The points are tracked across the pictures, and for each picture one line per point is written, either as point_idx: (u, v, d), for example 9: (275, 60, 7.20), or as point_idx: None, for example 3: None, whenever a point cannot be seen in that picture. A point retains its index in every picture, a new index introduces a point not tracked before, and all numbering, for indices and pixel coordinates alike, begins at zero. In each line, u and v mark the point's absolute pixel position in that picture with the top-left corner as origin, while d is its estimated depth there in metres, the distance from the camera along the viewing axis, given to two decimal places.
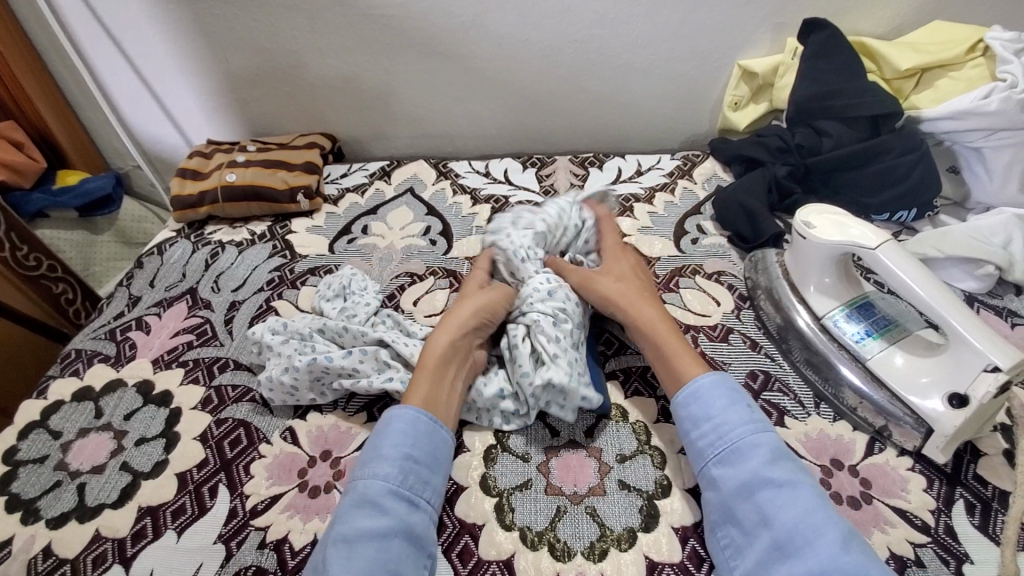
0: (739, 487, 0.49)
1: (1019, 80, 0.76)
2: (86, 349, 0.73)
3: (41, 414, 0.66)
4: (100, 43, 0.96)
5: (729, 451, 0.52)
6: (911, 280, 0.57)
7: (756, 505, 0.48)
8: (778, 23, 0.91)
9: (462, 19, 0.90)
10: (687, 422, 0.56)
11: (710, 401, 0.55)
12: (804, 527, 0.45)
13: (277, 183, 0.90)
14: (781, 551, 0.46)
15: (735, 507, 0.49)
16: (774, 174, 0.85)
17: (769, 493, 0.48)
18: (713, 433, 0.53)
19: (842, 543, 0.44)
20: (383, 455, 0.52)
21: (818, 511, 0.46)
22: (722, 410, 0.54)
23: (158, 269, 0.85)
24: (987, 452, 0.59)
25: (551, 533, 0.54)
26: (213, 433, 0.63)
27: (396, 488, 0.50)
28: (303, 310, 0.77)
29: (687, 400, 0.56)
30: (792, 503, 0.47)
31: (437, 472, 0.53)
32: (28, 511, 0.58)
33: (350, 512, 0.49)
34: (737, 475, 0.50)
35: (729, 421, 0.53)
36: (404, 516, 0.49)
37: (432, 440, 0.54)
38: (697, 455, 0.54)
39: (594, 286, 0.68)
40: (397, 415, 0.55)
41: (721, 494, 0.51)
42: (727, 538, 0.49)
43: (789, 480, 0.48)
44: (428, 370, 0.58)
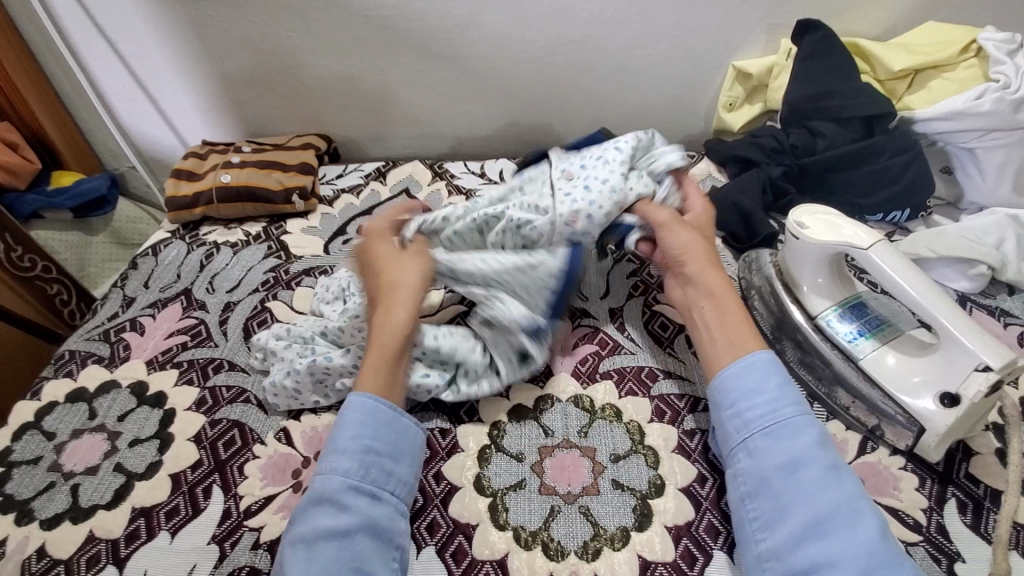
0: (782, 464, 0.50)
1: (1012, 80, 0.77)
2: (80, 350, 0.73)
3: (34, 415, 0.66)
4: (95, 43, 0.96)
5: (777, 428, 0.52)
6: (905, 280, 0.57)
7: (797, 483, 0.48)
8: (772, 24, 0.91)
9: (458, 19, 0.90)
10: (734, 394, 0.55)
11: (765, 376, 0.54)
12: (844, 511, 0.46)
13: (272, 184, 0.90)
14: (817, 530, 0.46)
15: (774, 482, 0.49)
16: (769, 174, 0.85)
17: (812, 474, 0.48)
18: (764, 408, 0.53)
19: (879, 530, 0.45)
20: (340, 449, 0.52)
21: (859, 497, 0.47)
22: (775, 389, 0.53)
23: (152, 269, 0.85)
24: (979, 451, 0.59)
25: (545, 533, 0.54)
26: (208, 434, 0.63)
27: (356, 483, 0.50)
28: (298, 311, 0.77)
29: (742, 370, 0.55)
30: (834, 487, 0.47)
31: (400, 462, 0.53)
32: (21, 512, 0.58)
33: (309, 510, 0.49)
34: (784, 452, 0.50)
35: (782, 399, 0.53)
36: (368, 510, 0.49)
37: (391, 431, 0.54)
38: (739, 427, 0.54)
39: (673, 238, 0.65)
40: (355, 403, 0.54)
41: (761, 467, 0.51)
42: (755, 511, 0.50)
43: (834, 464, 0.49)
44: (379, 352, 0.56)
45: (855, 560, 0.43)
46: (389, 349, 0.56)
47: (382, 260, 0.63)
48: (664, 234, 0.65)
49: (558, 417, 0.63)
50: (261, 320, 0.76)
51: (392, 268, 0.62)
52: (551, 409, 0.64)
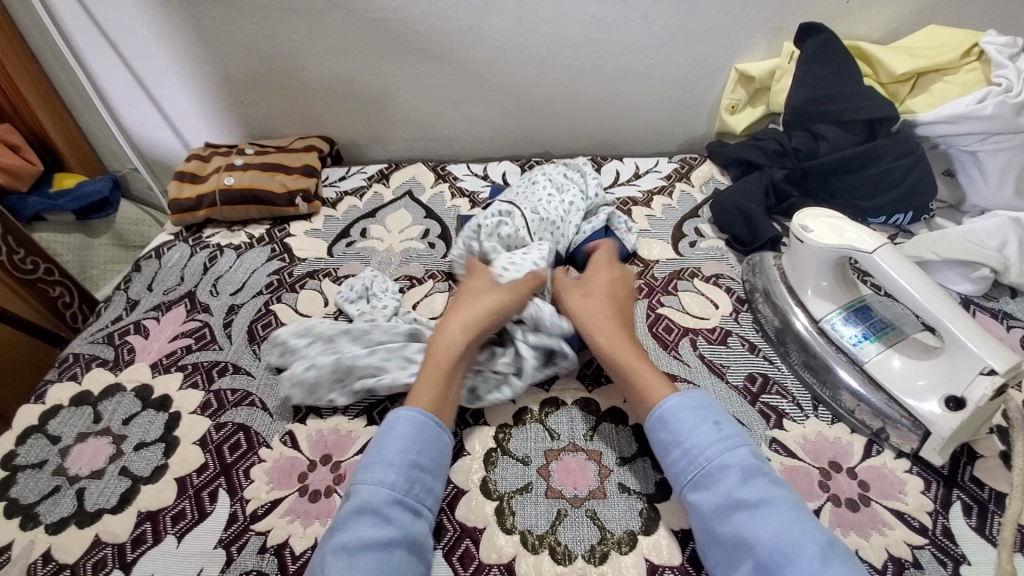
0: (714, 511, 0.49)
1: (1013, 84, 0.77)
2: (84, 353, 0.73)
3: (39, 419, 0.66)
4: (98, 46, 0.96)
5: (701, 475, 0.51)
6: (910, 285, 0.57)
7: (732, 526, 0.47)
8: (774, 27, 0.91)
9: (461, 22, 0.90)
10: (660, 448, 0.55)
11: (677, 424, 0.54)
12: (783, 545, 0.45)
13: (275, 187, 0.90)
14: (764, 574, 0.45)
15: (714, 532, 0.48)
16: (772, 177, 0.85)
17: (743, 514, 0.47)
18: (685, 457, 0.52)
19: (822, 556, 0.43)
20: (387, 461, 0.52)
21: (796, 526, 0.45)
22: (691, 433, 0.53)
23: (156, 272, 0.85)
24: (983, 454, 0.59)
25: (552, 536, 0.54)
26: (213, 437, 0.63)
27: (400, 497, 0.50)
28: (303, 313, 0.77)
29: (656, 426, 0.55)
30: (768, 521, 0.46)
31: (440, 481, 0.54)
32: (26, 517, 0.58)
33: (351, 519, 0.48)
34: (712, 499, 0.49)
35: (698, 442, 0.52)
36: (408, 525, 0.49)
37: (435, 449, 0.54)
38: (673, 481, 0.53)
39: (564, 302, 0.69)
40: (405, 417, 0.55)
41: (699, 519, 0.50)
42: (714, 562, 0.49)
43: (762, 498, 0.47)
44: (432, 369, 0.59)
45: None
46: (444, 370, 0.59)
47: (469, 289, 0.67)
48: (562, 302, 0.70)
49: (564, 420, 0.63)
50: (266, 322, 0.76)
51: (476, 297, 0.65)
52: (557, 412, 0.64)
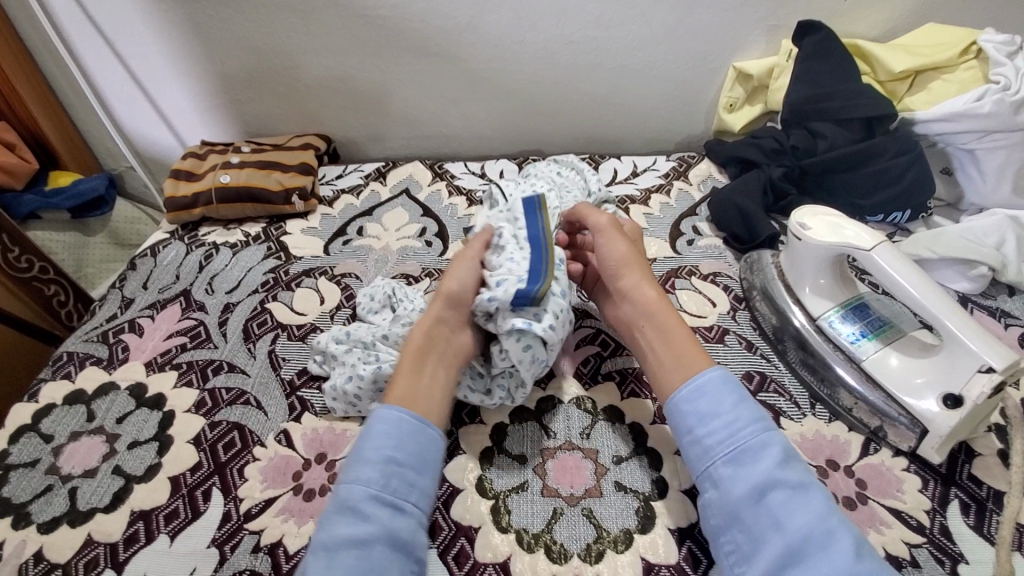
0: (748, 490, 0.48)
1: (1012, 82, 0.77)
2: (78, 352, 0.73)
3: (32, 417, 0.66)
4: (94, 44, 0.96)
5: (739, 452, 0.50)
6: (909, 282, 0.57)
7: (765, 508, 0.47)
8: (773, 25, 0.91)
9: (458, 20, 0.90)
10: (692, 420, 0.54)
11: (719, 398, 0.53)
12: (818, 532, 0.45)
13: (271, 185, 0.90)
14: (795, 558, 0.45)
15: (744, 511, 0.48)
16: (770, 175, 0.85)
17: (780, 497, 0.47)
18: (723, 431, 0.52)
19: (855, 548, 0.44)
20: (364, 458, 0.51)
21: (831, 516, 0.46)
22: (730, 409, 0.53)
23: (151, 271, 0.84)
24: (981, 452, 0.59)
25: (548, 535, 0.54)
26: (207, 436, 0.63)
27: (379, 493, 0.49)
28: (298, 312, 0.76)
29: (696, 393, 0.54)
30: (804, 508, 0.46)
31: (424, 474, 0.52)
32: (18, 516, 0.57)
33: (331, 519, 0.48)
34: (746, 477, 0.49)
35: (740, 419, 0.52)
36: (388, 522, 0.48)
37: (415, 442, 0.53)
38: (701, 455, 0.52)
39: (609, 243, 0.68)
40: (383, 415, 0.54)
41: (727, 495, 0.49)
42: (731, 543, 0.48)
43: (801, 483, 0.48)
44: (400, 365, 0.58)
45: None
46: (407, 369, 0.58)
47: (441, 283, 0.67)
48: (602, 239, 0.68)
49: (560, 419, 0.63)
50: (261, 320, 0.75)
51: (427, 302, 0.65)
52: (554, 410, 0.63)
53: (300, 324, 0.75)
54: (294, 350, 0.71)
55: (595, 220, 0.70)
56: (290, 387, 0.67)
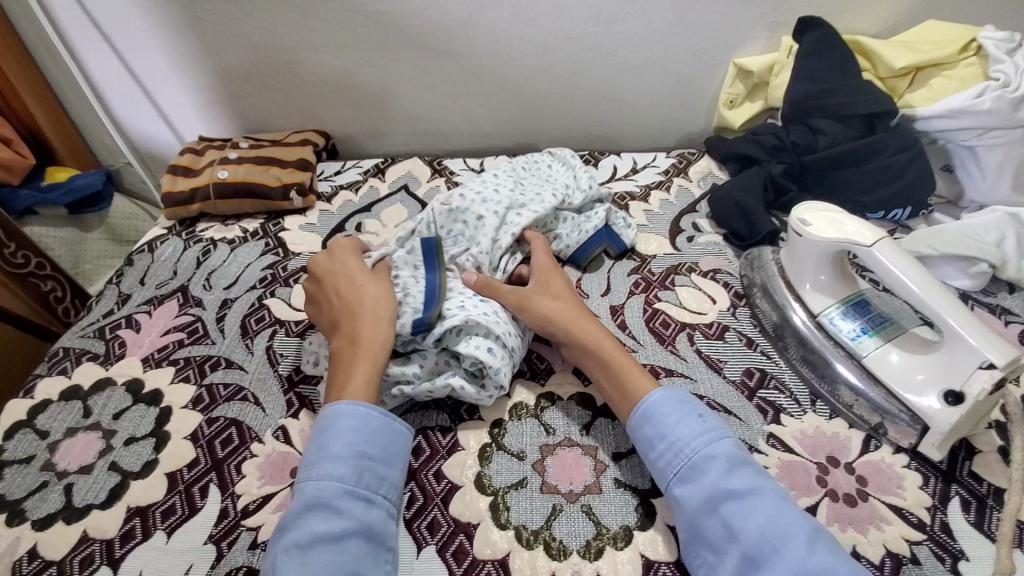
0: (701, 504, 0.48)
1: (1012, 79, 0.77)
2: (75, 348, 0.72)
3: (28, 414, 0.65)
4: (91, 38, 0.95)
5: (688, 468, 0.51)
6: (908, 278, 0.57)
7: (720, 518, 0.47)
8: (773, 21, 0.91)
9: (457, 15, 0.89)
10: (645, 445, 0.54)
11: (663, 418, 0.54)
12: (770, 534, 0.44)
13: (270, 180, 0.89)
14: (753, 564, 0.44)
15: (702, 525, 0.48)
16: (770, 172, 0.85)
17: (730, 505, 0.47)
18: (670, 451, 0.52)
19: (809, 543, 0.43)
20: (333, 455, 0.50)
21: (783, 515, 0.45)
22: (676, 426, 0.53)
23: (148, 267, 0.84)
24: (982, 449, 0.59)
25: (547, 532, 0.53)
26: (204, 432, 0.62)
27: (352, 487, 0.49)
28: (296, 308, 0.76)
29: (641, 422, 0.55)
30: (755, 512, 0.46)
31: (393, 468, 0.53)
32: (14, 512, 0.57)
33: (304, 515, 0.47)
34: (697, 492, 0.49)
35: (683, 435, 0.52)
36: (362, 515, 0.49)
37: (383, 437, 0.53)
38: (659, 476, 0.53)
39: (534, 310, 0.64)
40: (346, 411, 0.53)
41: (685, 512, 0.50)
42: (700, 557, 0.48)
43: (750, 487, 0.47)
44: (367, 362, 0.57)
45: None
46: (381, 358, 0.58)
47: (357, 280, 0.64)
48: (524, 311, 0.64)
49: (559, 415, 0.62)
50: (259, 317, 0.75)
51: (361, 288, 0.63)
52: (553, 407, 0.63)
53: (298, 320, 0.74)
54: (292, 346, 0.71)
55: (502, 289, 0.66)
56: (288, 383, 0.67)
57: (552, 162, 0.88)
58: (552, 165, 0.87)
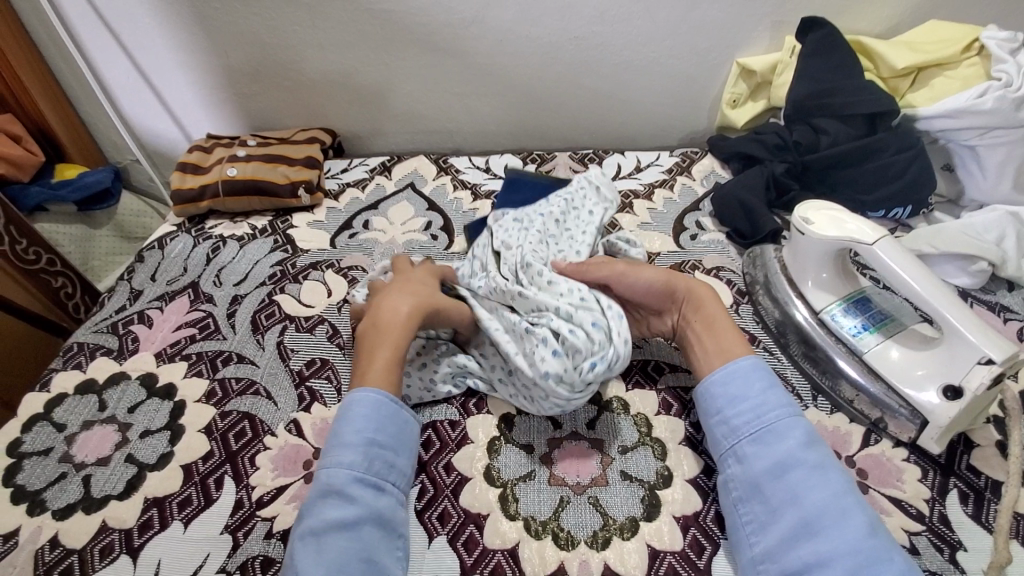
0: (770, 466, 0.50)
1: (1013, 79, 0.78)
2: (89, 342, 0.73)
3: (44, 407, 0.66)
4: (101, 37, 0.96)
5: (763, 432, 0.52)
6: (910, 276, 0.58)
7: (785, 485, 0.49)
8: (777, 21, 0.92)
9: (463, 14, 0.90)
10: (720, 402, 0.56)
11: (748, 382, 0.55)
12: (832, 509, 0.47)
13: (278, 178, 0.91)
14: (806, 530, 0.47)
15: (763, 485, 0.50)
16: (773, 171, 0.86)
17: (800, 474, 0.49)
18: (750, 413, 0.54)
19: (870, 527, 0.46)
20: (345, 442, 0.51)
21: (848, 495, 0.48)
22: (759, 392, 0.54)
23: (159, 263, 0.85)
24: (980, 443, 0.60)
25: (555, 522, 0.55)
26: (218, 425, 0.64)
27: (362, 475, 0.50)
28: (306, 304, 0.77)
29: (724, 380, 0.56)
30: (823, 486, 0.48)
31: (402, 455, 0.54)
32: (34, 503, 0.58)
33: (316, 503, 0.49)
34: (771, 455, 0.51)
35: (767, 402, 0.54)
36: (372, 502, 0.50)
37: (392, 424, 0.54)
38: (726, 433, 0.55)
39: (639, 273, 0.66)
40: (361, 398, 0.54)
41: (749, 469, 0.52)
42: (748, 514, 0.51)
43: (821, 463, 0.49)
44: (390, 346, 0.57)
45: (846, 559, 0.44)
46: (398, 340, 0.57)
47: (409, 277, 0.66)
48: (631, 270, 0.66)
49: (567, 410, 0.63)
50: (269, 312, 0.76)
51: (407, 284, 0.64)
52: None
53: (308, 316, 0.75)
54: (302, 342, 0.72)
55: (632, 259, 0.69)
56: (298, 378, 0.68)
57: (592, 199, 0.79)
58: (596, 210, 0.78)
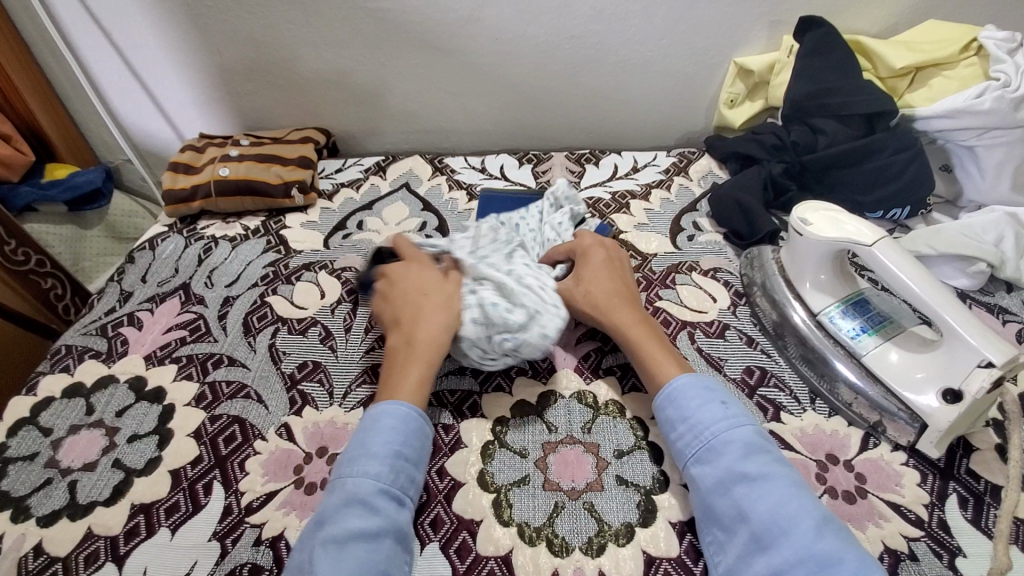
0: (715, 485, 0.50)
1: (1012, 79, 0.77)
2: (77, 345, 0.72)
3: (30, 411, 0.65)
4: (91, 35, 0.94)
5: (704, 451, 0.52)
6: (909, 278, 0.57)
7: (731, 500, 0.48)
8: (774, 21, 0.91)
9: (459, 13, 0.89)
10: (665, 425, 0.56)
11: (684, 400, 0.55)
12: (778, 518, 0.45)
13: (271, 178, 0.90)
14: (758, 544, 0.46)
15: (713, 505, 0.50)
16: (770, 173, 0.85)
17: (741, 488, 0.48)
18: (690, 433, 0.53)
19: (818, 528, 0.44)
20: (371, 453, 0.51)
21: (794, 501, 0.46)
22: (696, 409, 0.54)
23: (150, 264, 0.84)
24: (979, 447, 0.59)
25: (549, 529, 0.54)
26: (208, 430, 0.63)
27: (386, 487, 0.50)
28: (298, 306, 0.76)
29: (665, 404, 0.56)
30: (767, 497, 0.47)
31: (420, 470, 0.53)
32: (18, 509, 0.57)
33: (339, 511, 0.48)
34: (714, 473, 0.50)
35: (704, 419, 0.53)
36: (394, 515, 0.49)
37: (417, 439, 0.54)
38: (677, 456, 0.55)
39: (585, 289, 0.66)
40: (391, 411, 0.54)
41: (700, 492, 0.51)
42: (710, 535, 0.50)
43: (762, 473, 0.48)
44: (424, 364, 0.58)
45: (798, 567, 0.43)
46: (432, 357, 0.59)
47: (426, 278, 0.64)
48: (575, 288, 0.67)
49: (562, 413, 0.63)
50: (261, 315, 0.75)
51: (430, 290, 0.63)
52: (555, 405, 0.63)
53: (300, 318, 0.74)
54: (294, 344, 0.71)
55: (585, 269, 0.68)
56: (290, 381, 0.67)
57: (563, 218, 0.79)
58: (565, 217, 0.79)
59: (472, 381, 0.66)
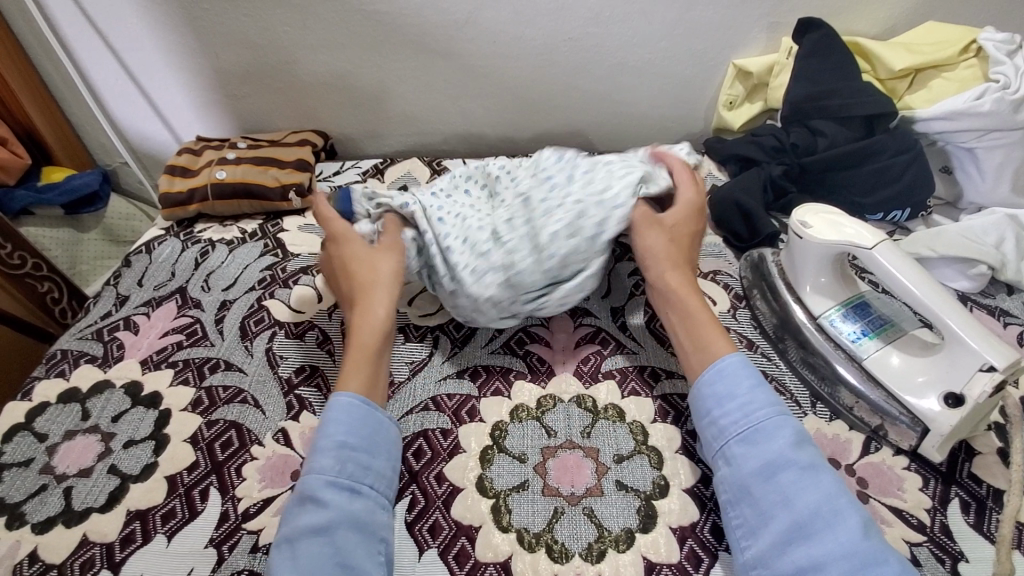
0: (761, 468, 0.49)
1: (1012, 81, 0.77)
2: (72, 350, 0.72)
3: (26, 416, 0.65)
4: (87, 36, 0.94)
5: (752, 431, 0.51)
6: (910, 281, 0.57)
7: (776, 486, 0.48)
8: (773, 23, 0.91)
9: (456, 15, 0.89)
10: (709, 401, 0.55)
11: (737, 379, 0.54)
12: (824, 510, 0.45)
13: (268, 181, 0.89)
14: (800, 532, 0.45)
15: (753, 487, 0.49)
16: (770, 174, 0.85)
17: (789, 475, 0.48)
18: (738, 412, 0.53)
19: (864, 527, 0.45)
20: (319, 447, 0.51)
21: (841, 497, 0.46)
22: (747, 391, 0.53)
23: (146, 268, 0.83)
24: (981, 451, 0.59)
25: (549, 534, 0.53)
26: (204, 435, 0.62)
27: (336, 479, 0.49)
28: (295, 309, 0.75)
29: (714, 377, 0.56)
30: (814, 487, 0.47)
31: (377, 457, 0.53)
32: (13, 516, 0.57)
33: (294, 511, 0.48)
34: (760, 456, 0.50)
35: (756, 400, 0.53)
36: (346, 505, 0.49)
37: (368, 427, 0.53)
38: (717, 434, 0.54)
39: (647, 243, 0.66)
40: (339, 400, 0.54)
41: (738, 473, 0.51)
42: (739, 517, 0.50)
43: (812, 463, 0.48)
44: (360, 348, 0.58)
45: (842, 561, 0.43)
46: (367, 341, 0.59)
47: (356, 260, 0.65)
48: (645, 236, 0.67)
49: (561, 418, 0.62)
50: (258, 318, 0.75)
51: (359, 274, 0.64)
52: (554, 410, 0.63)
53: (297, 322, 0.74)
54: (291, 348, 0.71)
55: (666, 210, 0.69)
56: (287, 385, 0.66)
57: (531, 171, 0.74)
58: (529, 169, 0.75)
59: (471, 386, 0.65)
